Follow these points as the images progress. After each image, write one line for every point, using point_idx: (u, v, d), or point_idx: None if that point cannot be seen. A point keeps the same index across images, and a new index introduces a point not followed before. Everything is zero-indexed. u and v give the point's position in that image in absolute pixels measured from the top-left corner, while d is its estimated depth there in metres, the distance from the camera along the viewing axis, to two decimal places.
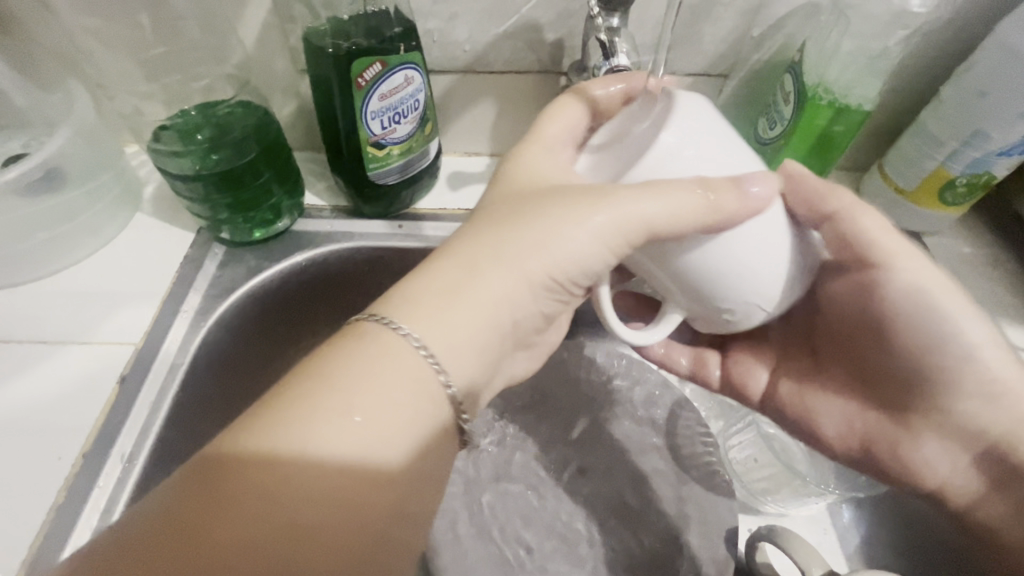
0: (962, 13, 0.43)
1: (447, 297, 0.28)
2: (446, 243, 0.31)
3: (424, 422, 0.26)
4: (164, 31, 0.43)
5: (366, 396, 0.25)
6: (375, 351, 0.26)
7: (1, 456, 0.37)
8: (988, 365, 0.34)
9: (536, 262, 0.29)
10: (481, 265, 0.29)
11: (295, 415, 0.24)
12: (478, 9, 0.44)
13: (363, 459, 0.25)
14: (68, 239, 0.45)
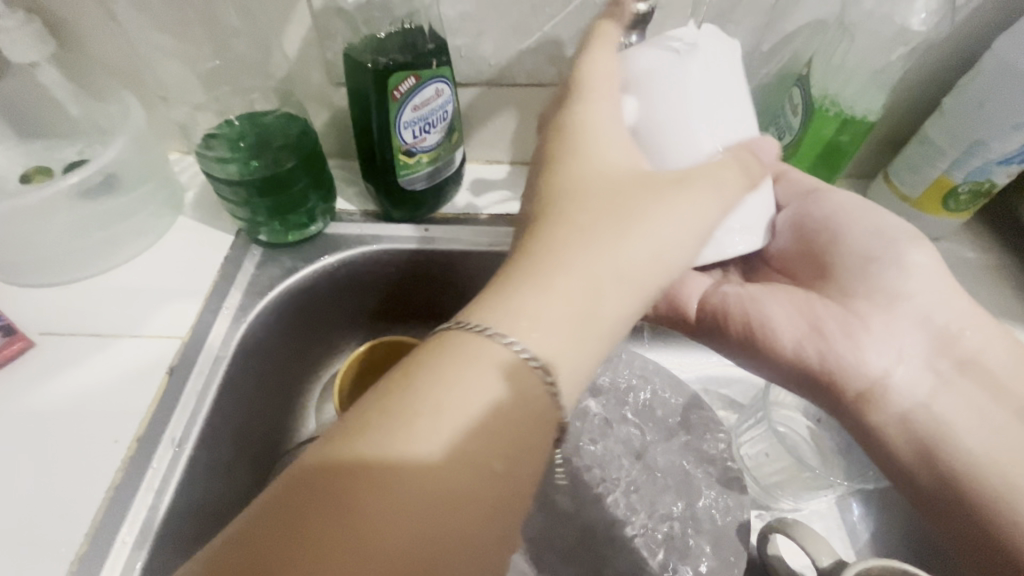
0: (963, 30, 0.46)
1: (550, 301, 0.28)
2: (541, 242, 0.30)
3: (526, 430, 0.27)
4: (212, 47, 0.47)
5: (476, 404, 0.26)
6: (481, 359, 0.27)
7: (62, 439, 0.40)
8: (909, 262, 0.40)
9: (633, 265, 0.30)
10: (583, 268, 0.29)
11: (410, 415, 0.25)
12: (504, 27, 0.47)
13: (471, 462, 0.25)
14: (119, 240, 0.48)
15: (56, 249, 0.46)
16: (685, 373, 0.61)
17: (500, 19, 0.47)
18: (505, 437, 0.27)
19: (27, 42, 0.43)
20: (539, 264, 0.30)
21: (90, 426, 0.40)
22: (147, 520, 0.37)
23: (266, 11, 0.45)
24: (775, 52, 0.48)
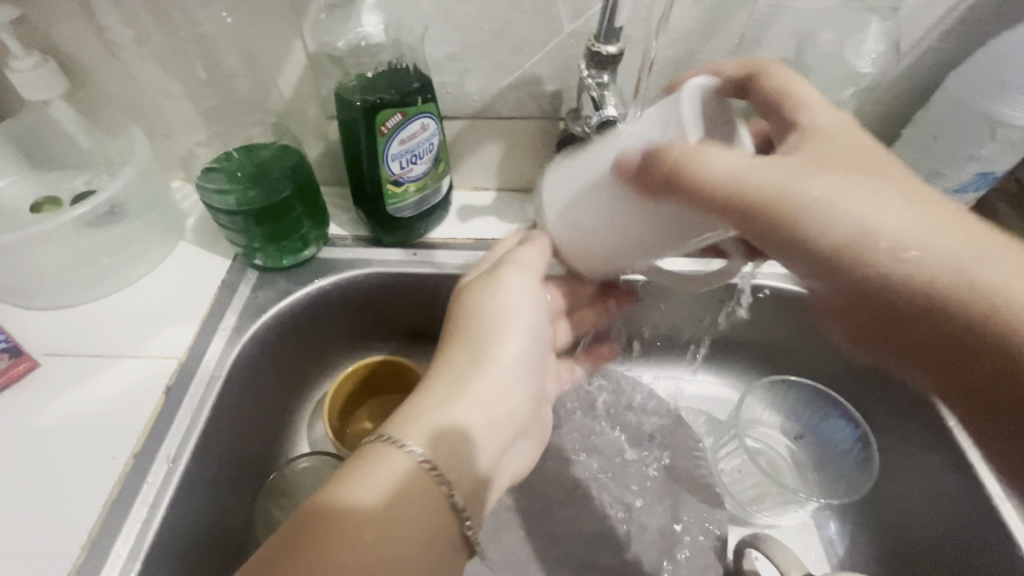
0: (917, 67, 0.49)
1: (441, 423, 0.36)
2: (427, 388, 0.38)
3: (437, 527, 0.34)
4: (213, 85, 0.50)
5: (396, 504, 0.33)
6: (395, 466, 0.34)
7: (62, 455, 0.42)
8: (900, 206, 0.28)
9: (494, 389, 0.40)
10: (463, 397, 0.38)
11: (347, 480, 0.33)
12: (487, 66, 0.50)
13: (391, 554, 0.31)
14: (122, 265, 0.51)
15: (63, 274, 0.48)
16: (667, 391, 0.63)
17: (483, 59, 0.50)
18: (420, 508, 0.33)
19: (43, 81, 0.46)
20: (427, 397, 0.38)
21: (90, 443, 0.43)
22: (140, 533, 0.39)
23: (265, 52, 0.48)
24: None
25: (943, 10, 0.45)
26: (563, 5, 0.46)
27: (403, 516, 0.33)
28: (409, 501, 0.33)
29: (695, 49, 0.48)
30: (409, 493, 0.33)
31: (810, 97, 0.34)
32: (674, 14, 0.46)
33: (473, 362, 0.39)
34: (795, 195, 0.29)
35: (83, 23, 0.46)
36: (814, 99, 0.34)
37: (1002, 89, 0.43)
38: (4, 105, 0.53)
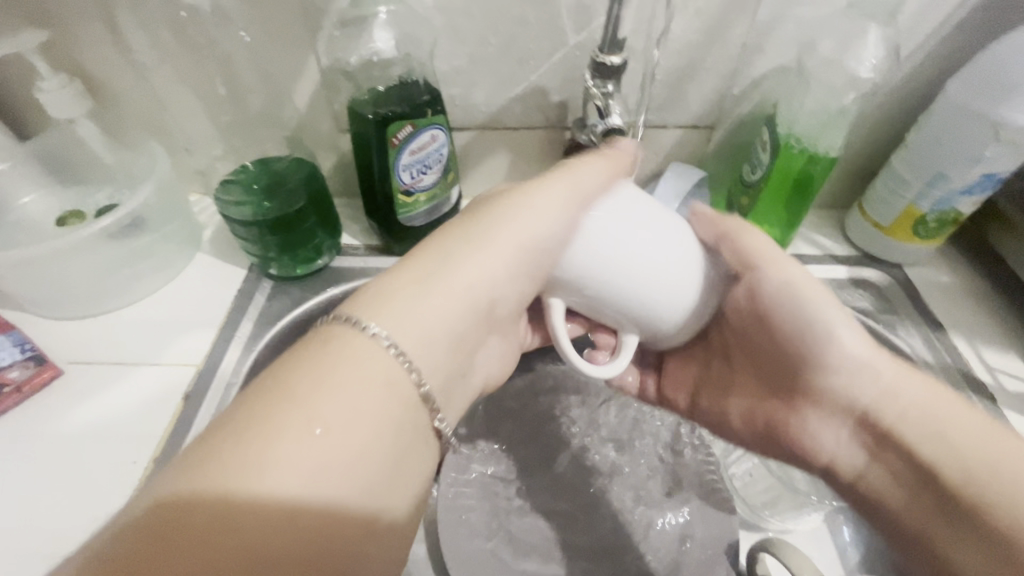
0: (919, 72, 0.49)
1: (413, 291, 0.33)
2: (402, 261, 0.35)
3: (388, 422, 0.29)
4: (232, 101, 0.52)
5: (332, 404, 0.27)
6: (343, 353, 0.29)
7: (86, 459, 0.43)
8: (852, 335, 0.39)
9: (477, 287, 0.35)
10: (424, 284, 0.33)
11: (293, 371, 0.28)
12: (494, 79, 0.52)
13: (327, 463, 0.26)
14: (142, 275, 0.53)
15: (87, 286, 0.50)
16: None
17: (489, 71, 0.51)
18: (378, 396, 0.29)
19: (70, 100, 0.48)
20: (392, 282, 0.33)
21: (112, 449, 0.44)
22: None
23: (280, 69, 0.50)
24: (745, 96, 0.52)
25: (942, 16, 0.46)
26: (567, 18, 0.48)
27: (339, 421, 0.27)
28: (365, 380, 0.29)
29: (697, 58, 0.49)
30: (355, 377, 0.28)
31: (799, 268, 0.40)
32: (676, 26, 0.47)
33: (483, 230, 0.36)
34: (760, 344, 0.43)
35: (107, 43, 0.48)
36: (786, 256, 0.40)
37: (1000, 91, 0.44)
38: (31, 123, 0.55)
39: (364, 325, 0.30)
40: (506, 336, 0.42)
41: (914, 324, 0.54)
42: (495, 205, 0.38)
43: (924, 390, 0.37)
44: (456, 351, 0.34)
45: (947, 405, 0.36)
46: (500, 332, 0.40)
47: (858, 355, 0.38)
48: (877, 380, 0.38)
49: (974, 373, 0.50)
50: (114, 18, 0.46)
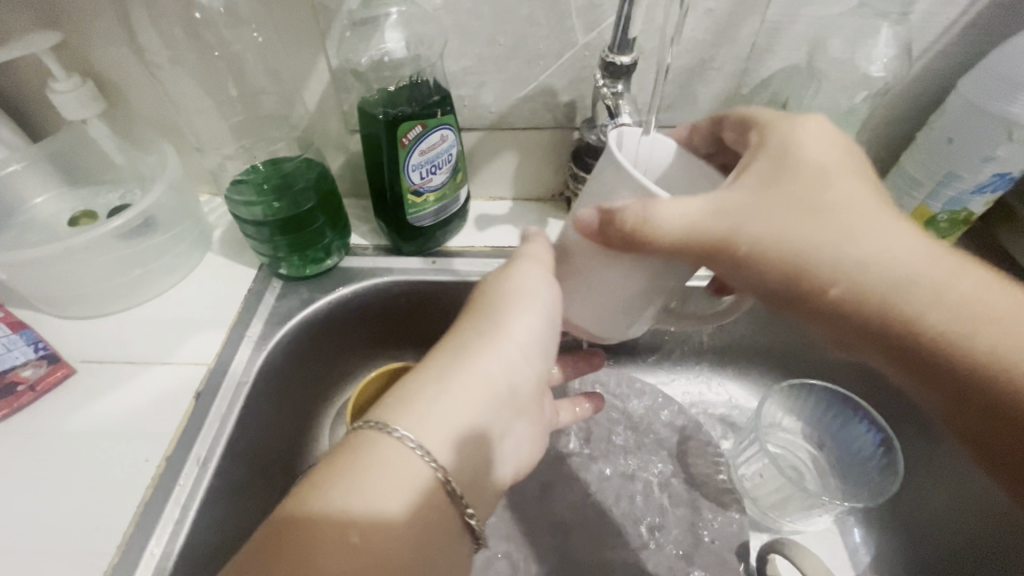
0: (930, 71, 0.49)
1: (434, 389, 0.36)
2: (419, 368, 0.38)
3: (425, 508, 0.32)
4: (242, 101, 0.52)
5: (377, 490, 0.31)
6: (380, 450, 0.33)
7: (98, 457, 0.43)
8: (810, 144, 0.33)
9: (497, 380, 0.37)
10: (445, 381, 0.36)
11: (339, 467, 0.32)
12: (503, 79, 0.52)
13: (374, 543, 0.30)
14: (154, 275, 0.53)
15: (98, 285, 0.50)
16: (685, 397, 0.63)
17: (498, 72, 0.51)
18: (415, 486, 0.32)
19: (82, 101, 0.49)
20: (417, 380, 0.37)
21: (124, 447, 0.44)
22: (173, 532, 0.40)
23: (290, 70, 0.50)
24: (754, 95, 0.52)
25: (954, 14, 0.45)
26: (576, 18, 0.48)
27: (382, 508, 0.31)
28: (404, 473, 0.32)
29: (706, 57, 0.49)
30: (393, 471, 0.32)
31: (814, 138, 0.34)
32: (685, 25, 0.47)
33: (480, 339, 0.38)
34: (757, 234, 0.32)
35: (119, 44, 0.48)
36: (803, 126, 0.34)
37: (1013, 90, 0.44)
38: (43, 124, 0.55)
39: (394, 430, 0.33)
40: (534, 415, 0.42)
41: None
42: (500, 288, 0.41)
43: (937, 272, 0.31)
44: (486, 441, 0.36)
45: (926, 249, 0.32)
46: (526, 414, 0.41)
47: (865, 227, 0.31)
48: (881, 258, 0.31)
49: None
50: (126, 20, 0.46)
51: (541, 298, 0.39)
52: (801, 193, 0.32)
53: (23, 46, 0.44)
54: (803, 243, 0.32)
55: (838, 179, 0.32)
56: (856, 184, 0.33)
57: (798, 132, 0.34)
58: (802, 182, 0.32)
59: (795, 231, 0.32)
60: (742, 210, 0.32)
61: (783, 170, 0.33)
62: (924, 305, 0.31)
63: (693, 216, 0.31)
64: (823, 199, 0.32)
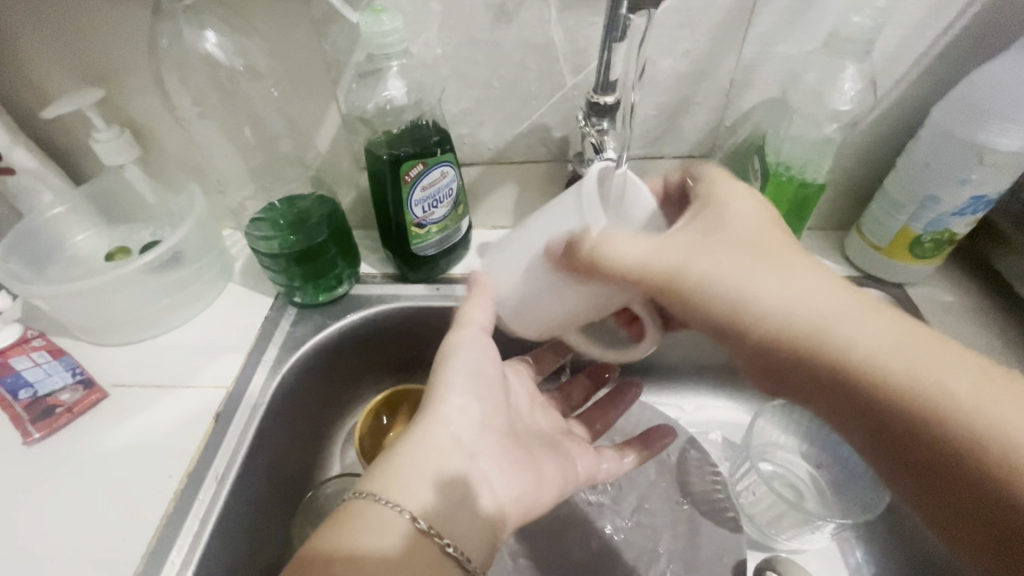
0: (906, 100, 0.51)
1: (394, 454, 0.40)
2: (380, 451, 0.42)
3: (398, 537, 0.36)
4: (261, 144, 0.57)
5: (349, 525, 0.36)
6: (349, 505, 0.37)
7: (126, 473, 0.47)
8: (740, 202, 0.38)
9: (443, 431, 0.41)
10: (400, 449, 0.40)
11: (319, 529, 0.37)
12: (499, 118, 0.56)
13: (355, 557, 0.34)
14: (180, 305, 0.58)
15: (130, 315, 0.55)
16: (683, 418, 0.64)
17: (495, 112, 0.55)
18: (384, 525, 0.36)
19: (120, 150, 0.54)
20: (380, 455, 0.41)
21: (149, 464, 0.48)
22: (192, 544, 0.43)
23: (306, 116, 0.55)
24: (737, 126, 0.55)
25: (923, 47, 0.48)
26: (564, 62, 0.51)
27: (354, 536, 0.35)
28: (370, 516, 0.37)
29: (689, 93, 0.53)
30: (359, 510, 0.37)
31: (733, 198, 0.39)
32: (666, 66, 0.51)
33: (417, 418, 0.42)
34: (697, 271, 0.35)
35: (153, 99, 0.54)
36: (725, 182, 0.40)
37: (982, 117, 0.46)
38: (86, 170, 0.61)
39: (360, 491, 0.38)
40: (507, 456, 0.45)
41: None
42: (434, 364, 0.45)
43: (867, 311, 0.34)
44: (456, 483, 0.40)
45: (855, 298, 0.34)
46: (492, 455, 0.44)
47: (783, 280, 0.35)
48: (805, 304, 0.34)
49: None
50: (159, 78, 0.52)
51: (475, 363, 0.44)
52: (724, 234, 0.36)
53: (70, 103, 0.50)
54: (731, 281, 0.35)
55: (755, 233, 0.37)
56: (771, 235, 0.37)
57: (712, 192, 0.39)
58: (731, 232, 0.37)
59: (724, 272, 0.35)
60: (674, 248, 0.36)
61: (714, 222, 0.37)
62: (870, 348, 0.32)
63: (653, 249, 0.35)
64: (740, 245, 0.36)
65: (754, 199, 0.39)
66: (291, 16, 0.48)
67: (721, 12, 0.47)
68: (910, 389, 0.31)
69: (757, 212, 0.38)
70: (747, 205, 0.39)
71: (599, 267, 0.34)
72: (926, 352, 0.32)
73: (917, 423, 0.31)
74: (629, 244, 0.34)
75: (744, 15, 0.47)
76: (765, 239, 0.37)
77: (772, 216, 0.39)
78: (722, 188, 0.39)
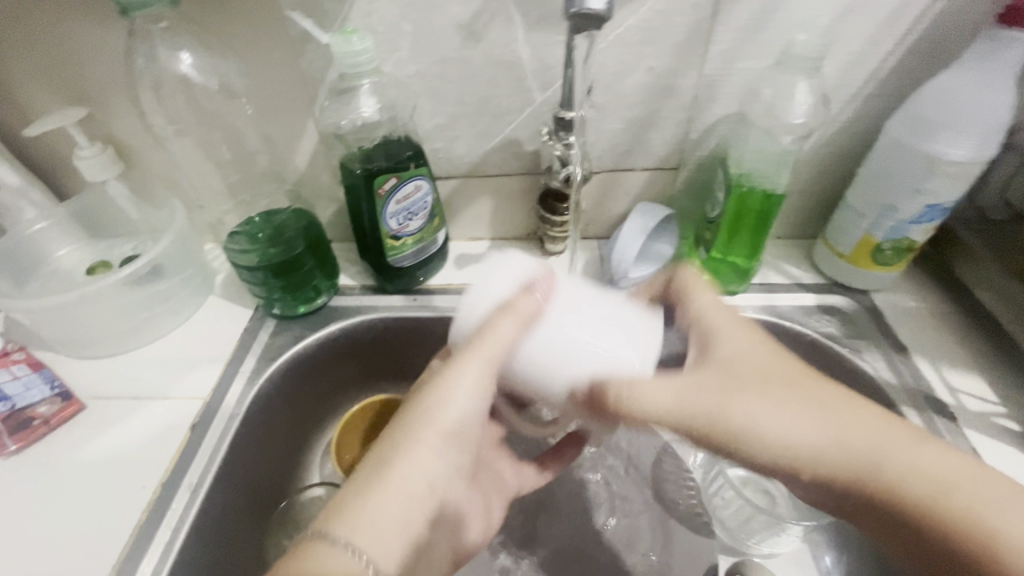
0: (863, 113, 0.53)
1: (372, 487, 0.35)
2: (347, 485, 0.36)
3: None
4: (240, 160, 0.58)
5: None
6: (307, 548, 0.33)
7: (101, 484, 0.48)
8: (730, 337, 0.40)
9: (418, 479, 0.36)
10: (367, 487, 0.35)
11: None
12: (472, 133, 0.58)
13: None
14: (159, 318, 0.59)
15: (110, 328, 0.56)
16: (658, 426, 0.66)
17: (468, 127, 0.57)
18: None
19: (101, 166, 0.56)
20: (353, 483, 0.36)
21: (124, 475, 0.48)
22: (164, 553, 0.44)
23: (284, 132, 0.57)
24: (702, 139, 0.57)
25: (875, 62, 0.50)
26: (533, 79, 0.53)
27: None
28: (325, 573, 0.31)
29: (654, 108, 0.54)
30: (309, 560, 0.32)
31: (734, 339, 0.40)
32: (631, 82, 0.53)
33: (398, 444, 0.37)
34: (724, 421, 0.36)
35: (135, 117, 0.55)
36: (705, 306, 0.43)
37: (932, 129, 0.48)
38: (69, 186, 0.62)
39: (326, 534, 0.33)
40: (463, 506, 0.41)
41: (880, 348, 0.56)
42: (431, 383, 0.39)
43: (877, 427, 0.36)
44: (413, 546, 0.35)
45: (867, 416, 0.37)
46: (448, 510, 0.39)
47: (795, 420, 0.36)
48: (818, 435, 0.36)
49: (937, 395, 0.51)
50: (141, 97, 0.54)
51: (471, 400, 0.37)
52: (722, 372, 0.38)
53: (51, 122, 0.51)
54: (729, 412, 0.36)
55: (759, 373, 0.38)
56: (765, 367, 0.38)
57: (693, 317, 0.43)
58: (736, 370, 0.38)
59: (734, 412, 0.36)
60: (685, 388, 0.37)
61: (709, 362, 0.39)
62: (883, 480, 0.35)
63: (675, 394, 0.37)
64: (744, 377, 0.38)
65: (737, 326, 0.41)
66: (267, 38, 0.49)
67: (680, 31, 0.49)
68: (922, 515, 0.34)
69: (748, 344, 0.40)
70: (745, 337, 0.40)
71: (624, 415, 0.35)
72: (919, 466, 0.35)
73: (931, 540, 0.34)
74: (652, 391, 0.36)
75: (704, 33, 0.49)
76: (760, 362, 0.39)
77: (759, 335, 0.41)
78: (709, 316, 0.42)
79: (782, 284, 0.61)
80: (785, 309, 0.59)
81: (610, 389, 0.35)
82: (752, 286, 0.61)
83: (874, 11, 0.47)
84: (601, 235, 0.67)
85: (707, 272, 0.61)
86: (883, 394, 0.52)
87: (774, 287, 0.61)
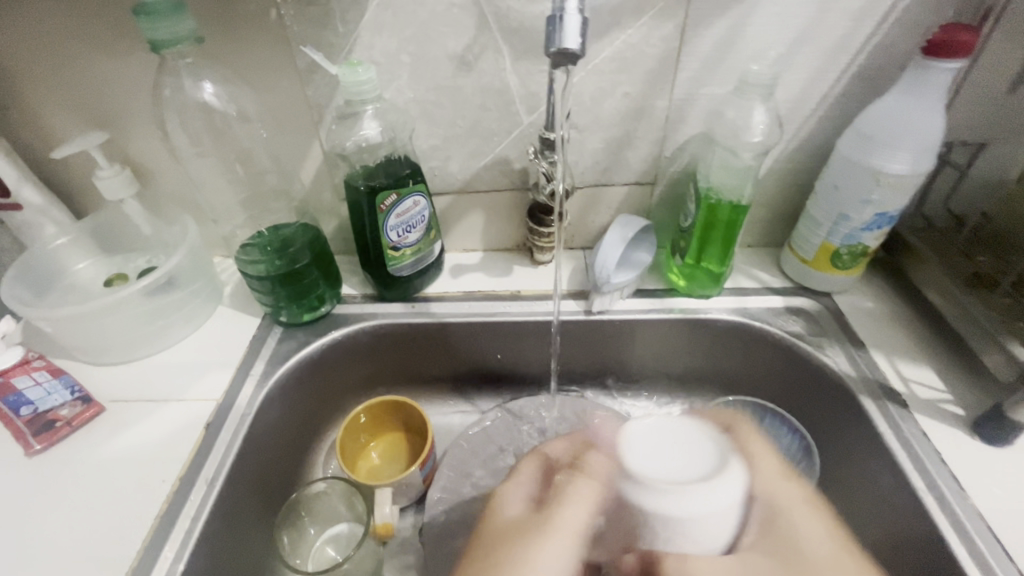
0: (817, 132, 0.59)
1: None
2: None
3: None
4: (250, 179, 0.63)
5: None
6: None
7: (121, 479, 0.51)
8: (808, 535, 0.41)
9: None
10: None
11: None
12: (465, 153, 0.63)
13: None
14: (172, 326, 0.62)
15: (127, 336, 0.59)
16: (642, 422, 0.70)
17: (461, 147, 0.62)
18: None
19: (121, 186, 0.60)
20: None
21: (144, 470, 0.51)
22: (183, 541, 0.47)
23: (292, 153, 0.62)
24: (675, 156, 0.62)
25: (824, 87, 0.56)
26: (520, 104, 0.59)
27: None
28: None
29: (630, 129, 0.60)
30: None
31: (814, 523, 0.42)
32: (608, 106, 0.58)
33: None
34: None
35: (153, 140, 0.60)
36: (803, 525, 0.42)
37: (875, 146, 0.54)
38: (87, 204, 0.66)
39: None
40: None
41: (841, 344, 0.61)
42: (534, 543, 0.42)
43: None
44: None
45: None
46: None
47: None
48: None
49: (890, 384, 0.56)
50: (160, 123, 0.58)
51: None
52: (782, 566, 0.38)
53: (78, 145, 0.56)
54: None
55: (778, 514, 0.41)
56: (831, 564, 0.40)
57: (747, 449, 0.44)
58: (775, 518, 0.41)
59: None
60: (740, 568, 0.38)
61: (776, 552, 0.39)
62: None
63: (728, 565, 0.38)
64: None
65: (824, 538, 0.42)
66: (279, 69, 0.55)
67: (651, 61, 0.55)
68: None
69: (829, 552, 0.41)
70: (817, 527, 0.42)
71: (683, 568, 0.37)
72: None
73: None
74: (709, 566, 0.37)
75: (671, 63, 0.55)
76: (814, 544, 0.41)
77: (843, 547, 0.42)
78: (801, 540, 0.41)
79: (752, 288, 0.67)
80: (755, 310, 0.65)
81: (665, 560, 0.38)
82: (725, 290, 0.67)
83: (819, 43, 0.53)
84: (586, 245, 0.72)
85: (683, 277, 0.66)
86: (844, 386, 0.57)
87: (745, 291, 0.66)
